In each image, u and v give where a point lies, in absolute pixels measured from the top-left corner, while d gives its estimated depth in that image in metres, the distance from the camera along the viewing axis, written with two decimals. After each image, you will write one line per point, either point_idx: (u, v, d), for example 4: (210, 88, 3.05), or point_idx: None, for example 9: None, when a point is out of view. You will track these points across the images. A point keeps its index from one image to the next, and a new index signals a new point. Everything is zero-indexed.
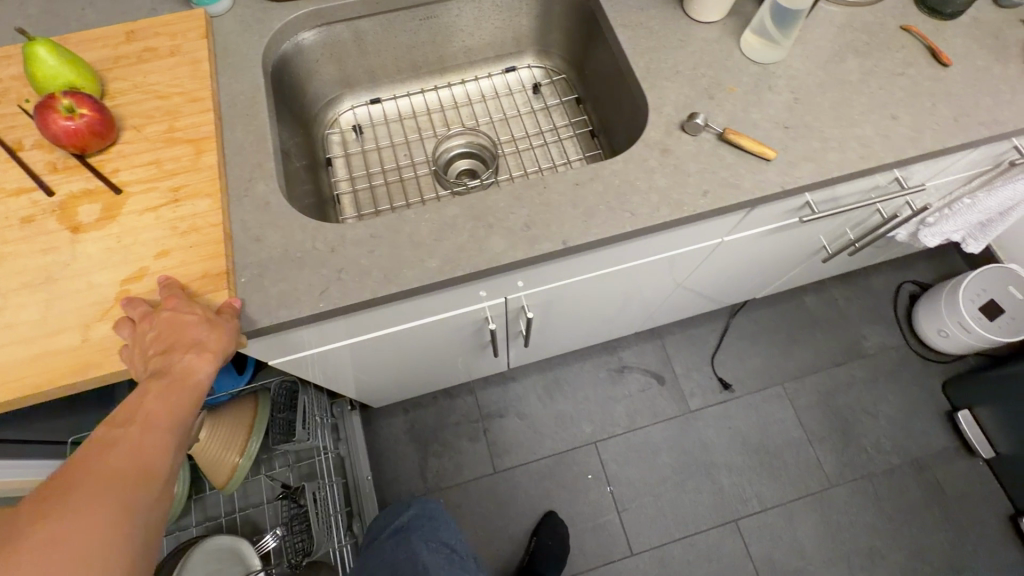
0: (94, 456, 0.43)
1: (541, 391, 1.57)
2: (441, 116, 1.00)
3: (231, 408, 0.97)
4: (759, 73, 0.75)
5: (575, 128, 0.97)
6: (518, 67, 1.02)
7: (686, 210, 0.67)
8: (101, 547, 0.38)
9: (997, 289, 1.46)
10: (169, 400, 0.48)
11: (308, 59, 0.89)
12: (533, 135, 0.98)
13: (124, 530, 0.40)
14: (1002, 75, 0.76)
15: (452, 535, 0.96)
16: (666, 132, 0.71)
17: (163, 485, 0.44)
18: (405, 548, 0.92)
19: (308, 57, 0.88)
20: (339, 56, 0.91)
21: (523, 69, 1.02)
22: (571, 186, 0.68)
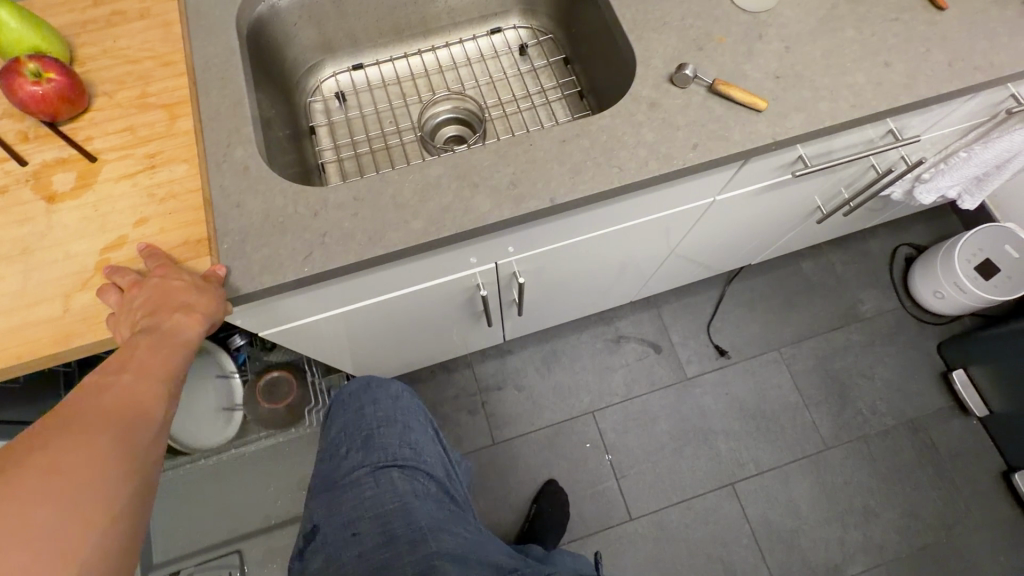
0: (86, 399, 0.43)
1: (538, 363, 1.57)
2: (426, 80, 0.97)
3: None
4: (750, 23, 0.73)
5: (564, 89, 0.95)
6: (504, 28, 0.99)
7: (674, 163, 0.65)
8: (96, 480, 0.38)
9: (992, 248, 1.45)
10: (159, 355, 0.49)
11: (285, 22, 0.86)
12: (520, 97, 0.95)
13: (118, 465, 0.40)
14: (999, 17, 0.74)
15: (434, 471, 0.88)
16: (654, 86, 0.69)
17: (157, 430, 0.44)
18: (387, 485, 0.82)
19: (285, 20, 0.85)
20: (318, 20, 0.88)
21: (509, 30, 0.99)
22: (557, 143, 0.66)
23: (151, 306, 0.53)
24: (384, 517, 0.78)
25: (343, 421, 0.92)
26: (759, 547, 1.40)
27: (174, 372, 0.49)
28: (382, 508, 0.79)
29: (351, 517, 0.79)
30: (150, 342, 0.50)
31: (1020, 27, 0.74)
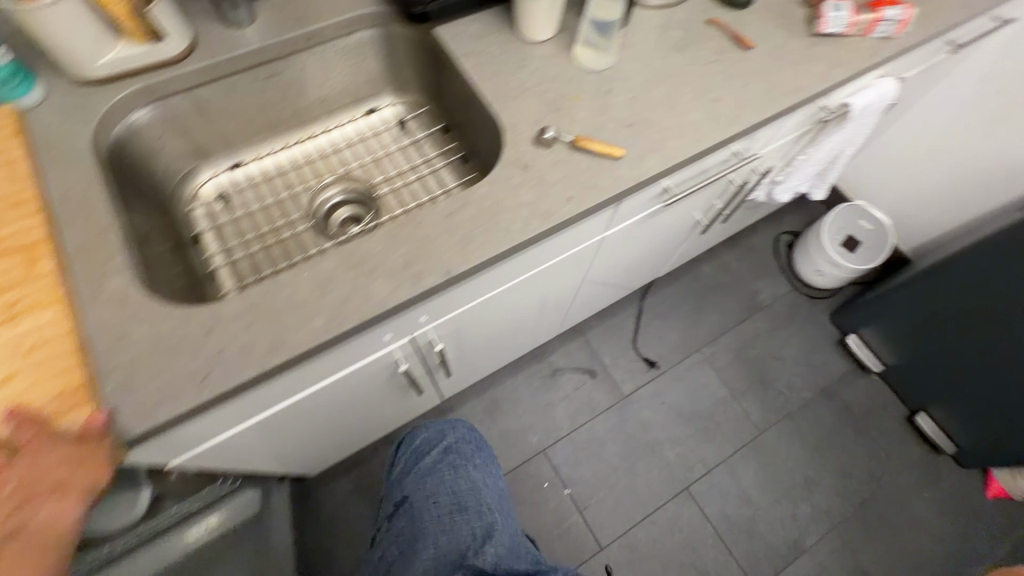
0: None
1: (482, 414, 1.57)
2: (311, 168, 0.98)
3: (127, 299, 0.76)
4: (597, 81, 0.82)
5: (448, 156, 0.99)
6: (379, 107, 1.02)
7: (556, 218, 0.71)
8: None
9: (851, 225, 1.68)
10: (33, 559, 0.51)
11: (148, 137, 0.84)
12: (407, 170, 0.99)
13: None
14: (795, 49, 0.88)
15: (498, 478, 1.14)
16: (524, 149, 0.75)
17: None
18: (457, 474, 1.08)
19: (148, 135, 0.84)
20: (184, 129, 0.87)
21: (385, 108, 1.02)
22: (444, 218, 0.69)
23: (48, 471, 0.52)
24: (458, 496, 1.04)
25: (424, 436, 1.14)
26: (724, 543, 1.45)
27: (59, 547, 0.53)
28: (462, 501, 1.04)
29: (435, 492, 1.05)
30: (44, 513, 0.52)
31: (812, 54, 0.88)
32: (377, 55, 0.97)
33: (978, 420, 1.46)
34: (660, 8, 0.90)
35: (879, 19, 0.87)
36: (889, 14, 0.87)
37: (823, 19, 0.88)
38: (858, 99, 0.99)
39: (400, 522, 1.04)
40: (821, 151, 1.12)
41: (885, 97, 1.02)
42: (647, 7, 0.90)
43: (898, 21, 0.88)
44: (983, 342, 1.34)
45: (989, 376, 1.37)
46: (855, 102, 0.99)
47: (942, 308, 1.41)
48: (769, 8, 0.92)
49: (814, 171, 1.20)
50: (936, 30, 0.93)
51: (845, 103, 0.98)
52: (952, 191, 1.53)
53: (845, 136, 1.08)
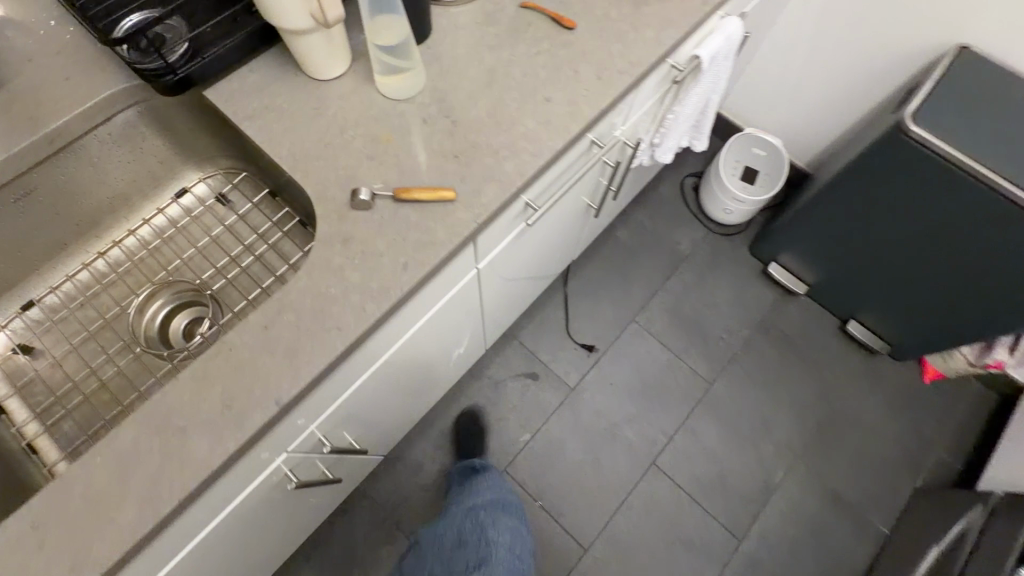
0: None
1: (433, 452, 1.49)
2: (124, 282, 0.83)
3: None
4: (411, 110, 0.70)
5: (283, 224, 0.85)
6: (188, 186, 0.87)
7: (393, 293, 0.60)
8: None
9: (746, 156, 1.65)
10: None
11: None
12: (239, 253, 0.84)
13: None
14: (621, 15, 0.79)
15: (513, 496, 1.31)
16: (339, 218, 0.63)
17: None
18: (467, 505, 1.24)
19: None
20: None
21: (195, 185, 0.87)
22: (260, 333, 0.58)
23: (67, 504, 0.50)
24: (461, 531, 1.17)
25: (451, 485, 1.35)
26: (700, 506, 1.46)
27: None
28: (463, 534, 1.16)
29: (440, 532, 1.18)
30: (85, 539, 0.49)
31: (640, 19, 0.79)
32: (158, 132, 0.81)
33: (906, 314, 1.49)
34: (465, 1, 0.78)
35: None
36: None
37: None
38: (707, 48, 0.92)
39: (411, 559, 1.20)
40: (690, 105, 1.06)
41: (734, 37, 0.95)
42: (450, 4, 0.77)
43: None
44: (896, 243, 1.35)
45: (907, 273, 1.39)
46: (704, 52, 0.92)
47: (850, 220, 1.41)
48: None
49: (690, 125, 1.13)
50: None
51: (694, 55, 0.91)
52: (832, 100, 1.51)
53: (708, 85, 1.02)
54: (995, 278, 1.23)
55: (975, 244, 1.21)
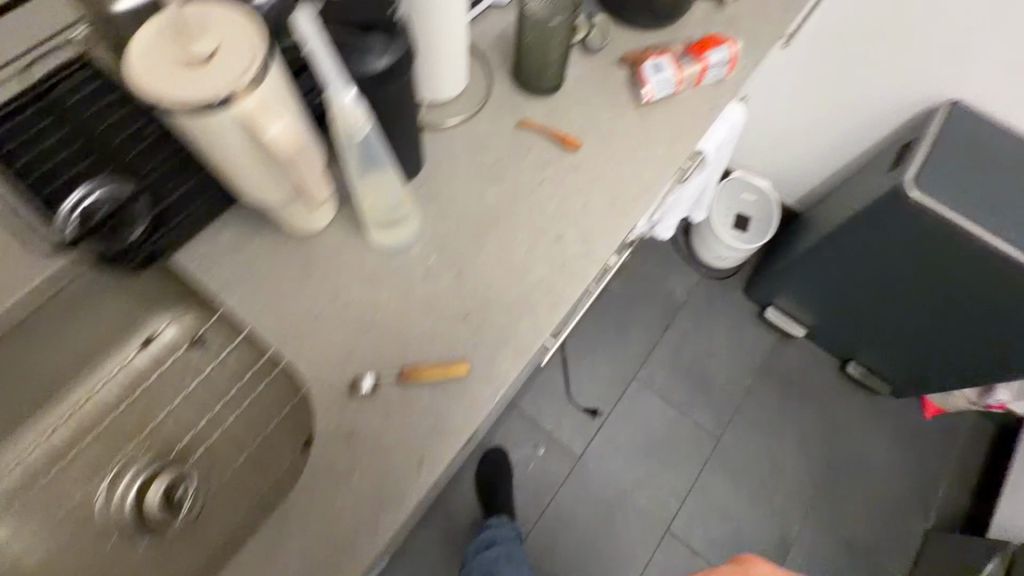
0: None
1: (441, 539, 1.42)
2: (85, 457, 0.69)
3: None
4: (410, 265, 0.63)
5: (265, 379, 0.67)
6: (151, 332, 0.71)
7: (409, 501, 0.53)
8: None
9: (736, 202, 1.63)
10: None
11: None
12: (220, 414, 0.70)
13: None
14: (626, 129, 0.73)
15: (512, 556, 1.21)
16: (340, 411, 0.56)
17: None
18: None
19: None
20: None
21: (161, 330, 0.71)
22: (264, 568, 0.51)
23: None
24: None
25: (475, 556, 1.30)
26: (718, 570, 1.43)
27: None
28: None
29: None
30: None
31: (647, 131, 0.73)
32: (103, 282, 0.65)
33: (907, 359, 1.47)
34: (457, 126, 0.71)
35: (706, 67, 0.74)
36: (715, 60, 0.74)
37: (646, 88, 0.72)
38: (711, 140, 0.87)
39: None
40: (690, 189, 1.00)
41: (735, 127, 0.90)
42: (440, 130, 0.71)
43: (726, 61, 0.75)
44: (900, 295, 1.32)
45: (903, 321, 1.38)
46: (707, 144, 0.86)
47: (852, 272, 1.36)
48: (582, 82, 0.75)
49: (689, 203, 1.07)
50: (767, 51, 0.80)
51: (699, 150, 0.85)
52: (819, 145, 1.48)
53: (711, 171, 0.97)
54: (994, 328, 1.22)
55: (978, 299, 1.19)
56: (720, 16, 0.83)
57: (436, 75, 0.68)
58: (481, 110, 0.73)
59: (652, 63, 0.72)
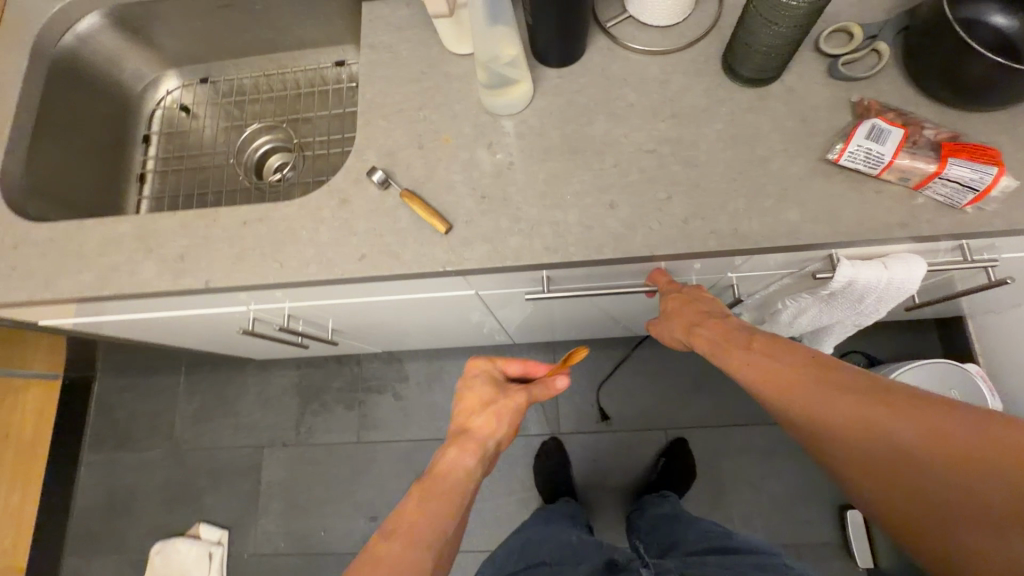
0: None
1: (422, 378, 1.59)
2: (238, 100, 0.98)
3: (92, 199, 0.88)
4: (486, 127, 0.66)
5: (330, 123, 0.93)
6: (323, 62, 0.96)
7: (333, 271, 0.63)
8: None
9: (937, 391, 1.17)
10: None
11: (110, 46, 0.91)
12: (292, 124, 0.96)
13: None
14: (780, 171, 0.60)
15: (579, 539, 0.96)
16: (354, 180, 0.66)
17: None
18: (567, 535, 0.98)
19: (107, 44, 0.90)
20: (140, 30, 0.91)
21: (338, 67, 0.96)
22: (237, 226, 0.66)
23: (421, 512, 0.55)
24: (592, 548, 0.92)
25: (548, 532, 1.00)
26: None
27: None
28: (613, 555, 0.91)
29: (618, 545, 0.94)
30: (434, 491, 0.58)
31: (801, 190, 0.59)
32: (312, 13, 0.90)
33: None
34: (634, 52, 0.67)
35: (940, 174, 0.54)
36: (959, 173, 0.54)
37: (843, 145, 0.57)
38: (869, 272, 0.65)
39: (665, 508, 1.17)
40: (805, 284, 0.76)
41: (910, 287, 0.67)
42: (618, 46, 0.67)
43: (976, 188, 0.55)
44: None
45: None
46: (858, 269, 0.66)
47: None
48: (790, 97, 0.63)
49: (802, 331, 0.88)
50: None
51: (835, 254, 0.66)
52: None
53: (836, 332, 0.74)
54: None
55: None
56: None
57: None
58: (668, 54, 0.66)
59: (876, 126, 0.56)
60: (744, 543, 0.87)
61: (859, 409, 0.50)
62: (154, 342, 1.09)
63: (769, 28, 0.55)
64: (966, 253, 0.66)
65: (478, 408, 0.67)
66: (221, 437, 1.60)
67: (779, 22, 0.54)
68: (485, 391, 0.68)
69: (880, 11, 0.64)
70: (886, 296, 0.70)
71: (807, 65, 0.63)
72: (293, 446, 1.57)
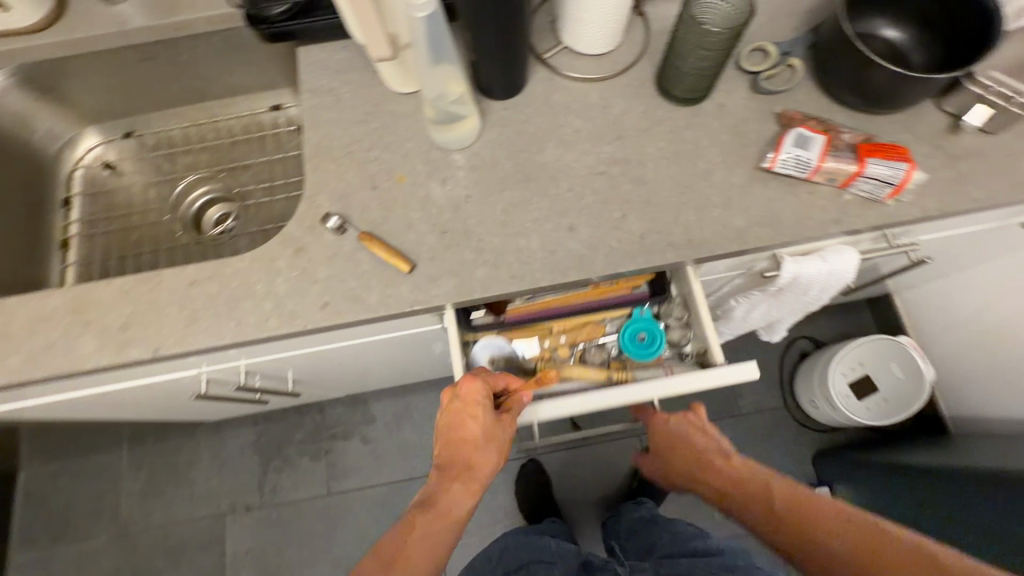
0: None
1: (390, 417, 1.54)
2: (169, 153, 0.94)
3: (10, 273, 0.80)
4: (438, 162, 0.67)
5: (272, 170, 0.91)
6: (258, 108, 0.94)
7: (295, 323, 0.61)
8: None
9: (876, 365, 1.25)
10: None
11: (17, 107, 0.84)
12: (231, 173, 0.92)
13: None
14: (723, 182, 0.64)
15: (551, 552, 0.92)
16: (308, 228, 0.64)
17: None
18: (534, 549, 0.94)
19: (15, 105, 0.83)
20: (50, 88, 0.85)
21: (274, 111, 0.93)
22: (185, 286, 0.63)
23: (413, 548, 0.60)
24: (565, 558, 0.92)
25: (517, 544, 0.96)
26: None
27: None
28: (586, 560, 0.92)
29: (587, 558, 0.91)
30: (429, 526, 0.62)
31: (744, 197, 0.63)
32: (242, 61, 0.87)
33: None
34: (574, 80, 0.70)
35: (861, 173, 0.60)
36: (877, 171, 0.60)
37: (775, 154, 0.62)
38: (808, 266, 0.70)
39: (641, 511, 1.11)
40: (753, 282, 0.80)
41: (846, 275, 0.72)
42: (559, 75, 0.70)
43: (893, 183, 0.60)
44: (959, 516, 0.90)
45: None
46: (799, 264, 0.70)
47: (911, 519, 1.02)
48: (722, 113, 0.67)
49: (760, 323, 0.91)
50: (962, 209, 0.62)
51: (777, 255, 0.71)
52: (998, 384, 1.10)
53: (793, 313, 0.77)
54: None
55: None
56: (943, 140, 0.65)
57: (583, 29, 0.66)
58: (606, 80, 0.69)
59: (801, 134, 0.61)
60: (713, 544, 0.83)
61: (790, 506, 0.64)
62: (92, 419, 1.00)
63: (701, 53, 0.59)
64: (890, 240, 0.73)
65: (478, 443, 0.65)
66: (175, 511, 1.47)
67: (709, 49, 0.58)
68: (485, 425, 0.64)
69: (789, 30, 0.70)
70: (827, 284, 0.75)
71: (733, 83, 0.68)
72: (258, 509, 1.47)
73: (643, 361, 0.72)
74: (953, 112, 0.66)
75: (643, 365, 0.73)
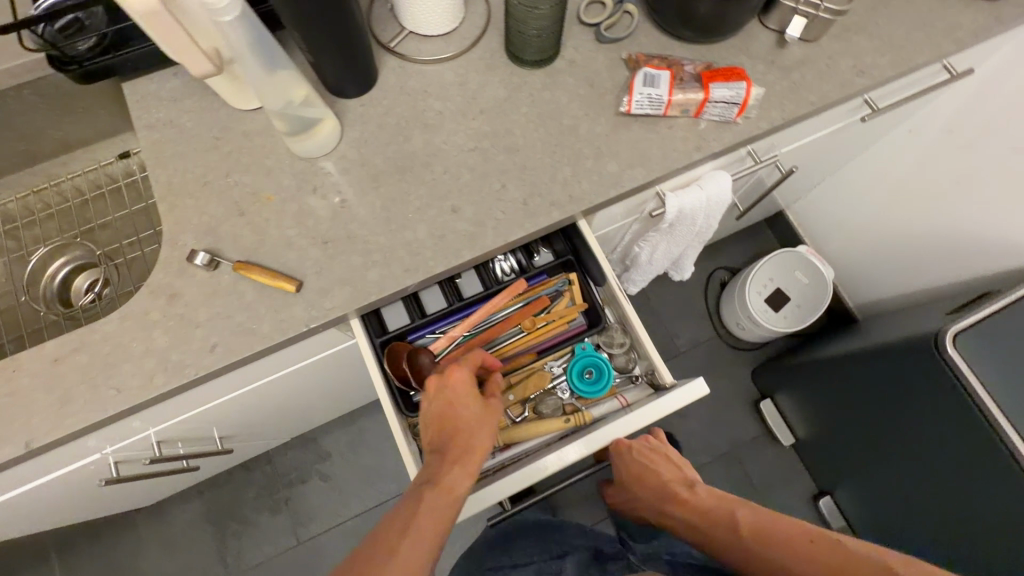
0: None
1: (345, 448, 1.47)
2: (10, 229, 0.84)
3: None
4: (304, 173, 0.64)
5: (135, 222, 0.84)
6: (105, 160, 0.86)
7: (185, 373, 0.56)
8: None
9: (784, 277, 1.35)
10: None
11: None
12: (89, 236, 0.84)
13: None
14: (590, 133, 0.66)
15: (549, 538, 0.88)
16: (177, 271, 0.59)
17: None
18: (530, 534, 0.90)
19: None
20: None
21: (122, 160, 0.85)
22: (48, 365, 0.56)
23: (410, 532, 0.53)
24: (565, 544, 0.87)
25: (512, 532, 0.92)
26: None
27: None
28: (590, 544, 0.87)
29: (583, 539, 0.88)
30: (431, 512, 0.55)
31: (612, 143, 0.65)
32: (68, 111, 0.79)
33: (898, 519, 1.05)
34: (426, 64, 0.69)
35: (708, 99, 0.64)
36: (720, 95, 0.63)
37: (629, 97, 0.64)
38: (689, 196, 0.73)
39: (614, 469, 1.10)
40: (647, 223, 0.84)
41: (725, 200, 0.77)
42: (408, 62, 0.69)
43: (737, 102, 0.64)
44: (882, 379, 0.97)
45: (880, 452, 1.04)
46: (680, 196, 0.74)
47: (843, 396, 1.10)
48: (575, 68, 0.69)
49: (664, 263, 0.95)
50: (802, 114, 0.68)
51: (660, 191, 0.74)
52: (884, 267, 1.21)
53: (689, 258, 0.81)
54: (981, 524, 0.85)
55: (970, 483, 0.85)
56: (774, 55, 0.70)
57: (418, 12, 0.65)
58: (457, 57, 0.69)
59: (648, 73, 0.63)
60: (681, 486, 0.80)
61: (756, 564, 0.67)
62: None
63: (535, 14, 0.60)
64: (755, 156, 0.78)
65: (475, 421, 0.60)
66: None
67: (541, 7, 0.59)
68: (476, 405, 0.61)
69: None
70: (712, 210, 0.79)
71: (579, 38, 0.70)
72: None
73: (596, 398, 0.75)
74: (777, 29, 0.71)
75: (596, 402, 0.76)
